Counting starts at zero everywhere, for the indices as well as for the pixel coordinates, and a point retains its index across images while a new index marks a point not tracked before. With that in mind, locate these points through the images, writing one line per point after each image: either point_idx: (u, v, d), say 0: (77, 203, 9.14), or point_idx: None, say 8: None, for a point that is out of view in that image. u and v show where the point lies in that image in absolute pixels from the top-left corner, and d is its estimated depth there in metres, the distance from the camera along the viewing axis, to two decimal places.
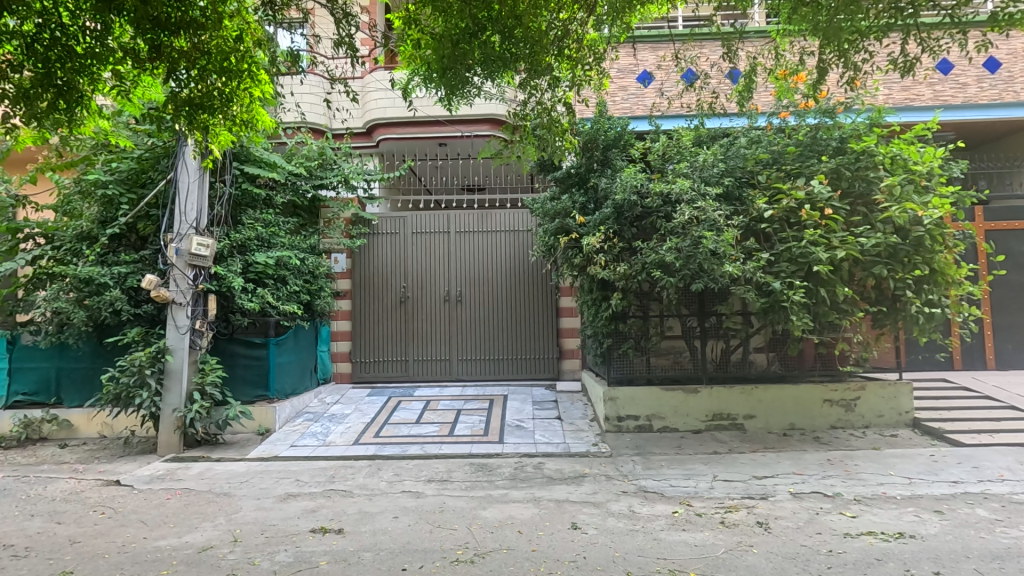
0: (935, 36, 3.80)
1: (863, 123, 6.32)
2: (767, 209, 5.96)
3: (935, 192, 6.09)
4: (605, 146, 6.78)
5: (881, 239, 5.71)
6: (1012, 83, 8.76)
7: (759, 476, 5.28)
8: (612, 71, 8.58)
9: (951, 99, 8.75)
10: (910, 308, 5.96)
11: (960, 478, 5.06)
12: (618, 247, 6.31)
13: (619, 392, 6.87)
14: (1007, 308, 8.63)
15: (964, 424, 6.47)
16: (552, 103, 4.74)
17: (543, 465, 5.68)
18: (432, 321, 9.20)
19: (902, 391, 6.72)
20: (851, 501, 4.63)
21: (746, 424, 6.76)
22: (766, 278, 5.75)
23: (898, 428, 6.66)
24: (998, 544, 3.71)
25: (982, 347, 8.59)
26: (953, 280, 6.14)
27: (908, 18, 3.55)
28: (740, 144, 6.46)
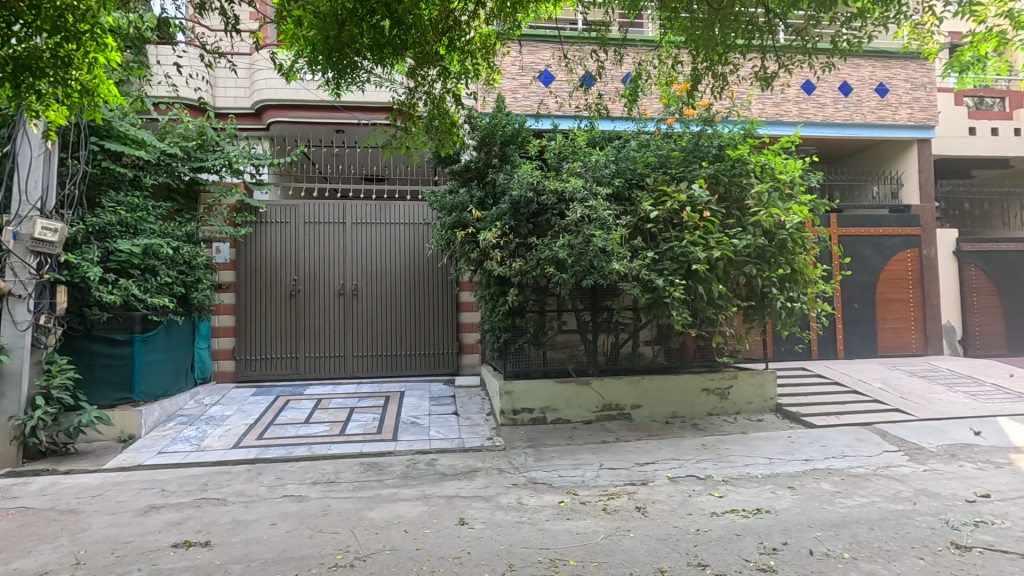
0: (790, 56, 4.18)
1: (739, 133, 6.85)
2: (652, 210, 6.30)
3: (796, 199, 6.75)
4: (503, 142, 6.84)
5: (751, 241, 6.23)
6: (861, 107, 9.91)
7: (642, 462, 5.59)
8: (512, 69, 8.60)
9: (813, 117, 9.73)
10: (774, 304, 6.55)
11: (810, 456, 5.67)
12: (515, 243, 6.42)
13: (515, 385, 6.98)
14: (855, 304, 9.80)
15: (816, 408, 7.27)
16: (442, 95, 4.64)
17: (436, 462, 5.63)
18: (325, 315, 8.78)
19: (768, 379, 7.41)
20: (720, 482, 5.01)
21: (632, 413, 7.12)
22: (650, 275, 6.06)
23: (763, 413, 7.34)
24: (837, 514, 4.19)
25: (834, 339, 9.71)
26: (809, 279, 6.83)
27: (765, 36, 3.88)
28: (630, 147, 6.79)
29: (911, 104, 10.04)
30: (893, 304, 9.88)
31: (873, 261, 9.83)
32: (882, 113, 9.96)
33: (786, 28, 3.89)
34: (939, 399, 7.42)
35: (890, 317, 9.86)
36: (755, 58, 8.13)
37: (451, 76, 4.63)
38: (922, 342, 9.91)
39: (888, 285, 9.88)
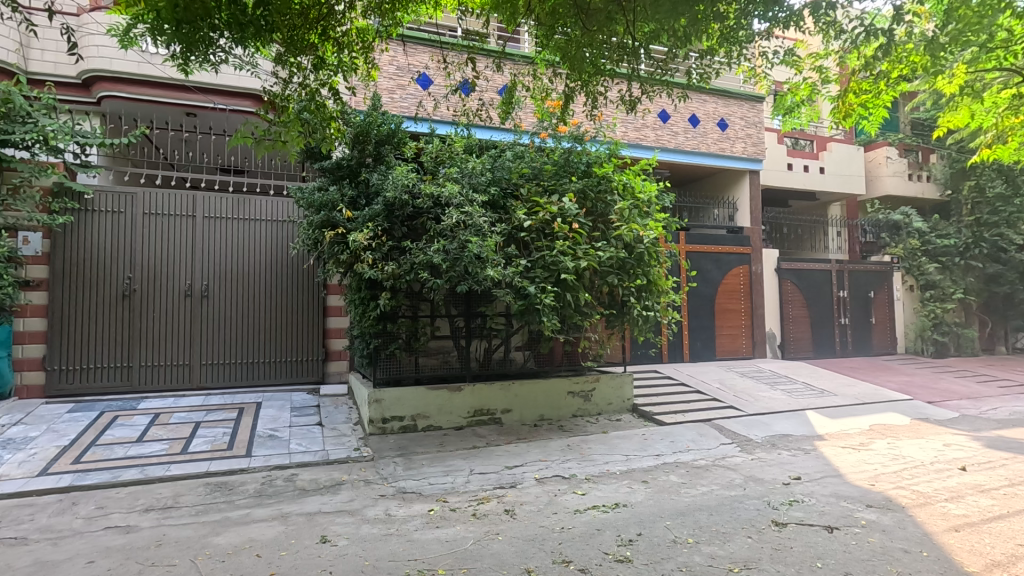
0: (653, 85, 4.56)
1: (604, 152, 7.35)
2: (525, 219, 6.50)
3: (652, 217, 7.37)
4: (377, 142, 6.63)
5: (614, 253, 6.67)
6: (706, 138, 11.15)
7: (511, 465, 5.70)
8: (389, 68, 8.37)
9: (668, 143, 10.75)
10: (632, 311, 7.06)
11: (661, 451, 6.21)
12: (387, 246, 6.24)
13: (384, 393, 6.74)
14: (698, 313, 10.96)
15: (666, 407, 7.99)
16: (317, 86, 4.36)
17: (295, 477, 5.23)
18: (167, 319, 7.79)
19: (626, 381, 7.98)
20: (583, 480, 5.28)
21: (503, 418, 7.23)
22: (523, 282, 6.22)
23: (622, 413, 7.88)
24: (683, 503, 4.62)
25: (682, 344, 10.76)
26: (662, 290, 7.48)
27: (626, 63, 4.19)
28: (506, 156, 6.95)
29: (745, 139, 11.53)
30: (728, 313, 11.23)
31: (713, 275, 11.09)
32: (723, 145, 11.31)
33: (649, 59, 4.25)
34: (763, 396, 8.55)
35: (726, 325, 11.19)
36: (620, 85, 8.76)
37: (325, 68, 4.39)
38: (751, 347, 11.36)
39: (724, 296, 11.22)
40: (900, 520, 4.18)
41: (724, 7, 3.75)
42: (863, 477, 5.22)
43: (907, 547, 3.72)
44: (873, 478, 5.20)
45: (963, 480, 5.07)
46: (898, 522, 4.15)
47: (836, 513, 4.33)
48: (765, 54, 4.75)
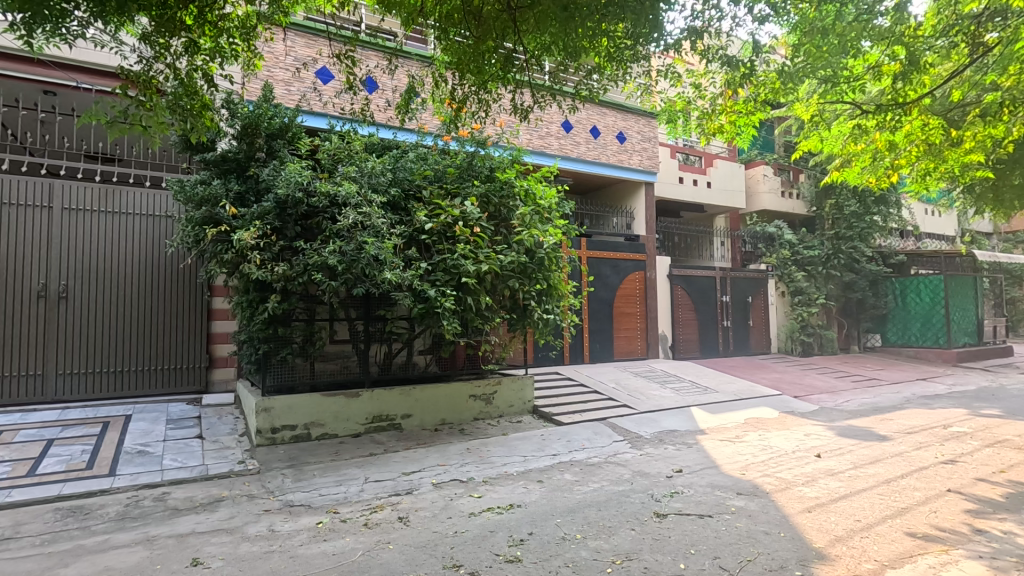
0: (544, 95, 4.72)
1: (507, 158, 7.47)
2: (426, 222, 6.45)
3: (553, 223, 7.55)
4: (268, 135, 6.29)
5: (515, 258, 6.76)
6: (606, 149, 11.68)
7: (408, 471, 5.60)
8: (286, 60, 8.00)
9: (571, 152, 11.13)
10: (533, 315, 7.20)
11: (558, 451, 6.40)
12: (278, 246, 5.94)
13: (274, 401, 6.37)
14: (598, 316, 11.43)
15: (565, 407, 8.25)
16: (187, 71, 4.05)
17: (167, 496, 4.79)
18: (13, 324, 6.85)
19: (527, 383, 8.13)
20: (480, 482, 5.31)
21: (402, 423, 7.09)
22: (422, 285, 6.14)
23: (523, 415, 8.02)
24: (574, 501, 4.78)
25: (582, 346, 11.17)
26: (562, 294, 7.68)
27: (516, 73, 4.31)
28: (408, 158, 6.89)
29: (641, 153, 12.23)
30: (625, 316, 11.83)
31: (611, 280, 11.63)
32: (621, 157, 11.91)
33: (541, 70, 4.41)
34: (654, 395, 9.08)
35: (624, 327, 11.77)
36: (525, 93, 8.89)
37: (200, 53, 4.11)
38: (645, 348, 12.03)
39: (622, 300, 11.80)
40: (764, 505, 4.60)
41: (611, 27, 3.98)
42: (735, 467, 5.70)
43: (767, 529, 4.10)
44: (744, 467, 5.69)
45: (818, 465, 5.69)
46: (762, 506, 4.57)
47: (711, 502, 4.68)
48: (648, 74, 5.09)
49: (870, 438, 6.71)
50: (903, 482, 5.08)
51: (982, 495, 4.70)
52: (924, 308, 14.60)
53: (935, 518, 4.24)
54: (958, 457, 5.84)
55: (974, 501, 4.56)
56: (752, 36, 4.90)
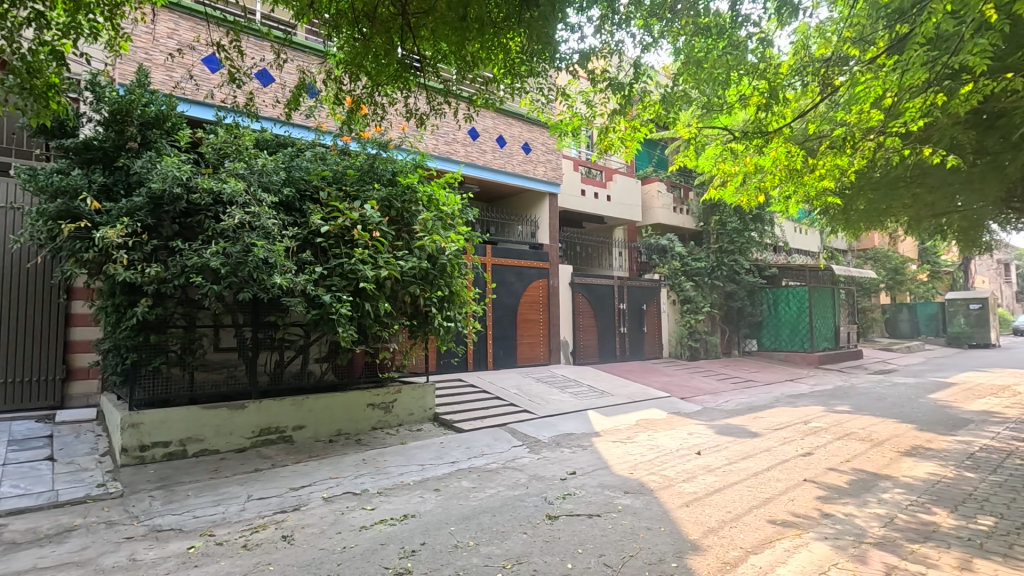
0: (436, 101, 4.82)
1: (410, 162, 7.37)
2: (322, 224, 6.19)
3: (456, 230, 7.51)
4: (141, 124, 5.77)
5: (416, 264, 6.63)
6: (511, 159, 11.91)
7: (296, 486, 5.31)
8: (168, 44, 7.41)
9: (476, 159, 11.21)
10: (434, 321, 7.11)
11: (456, 458, 6.38)
12: (150, 245, 5.44)
13: (144, 416, 5.78)
14: (502, 323, 11.56)
15: (466, 414, 8.24)
16: (33, 46, 3.68)
17: (3, 529, 4.18)
18: None
19: (427, 391, 8.03)
20: (374, 494, 5.15)
21: (293, 435, 6.71)
22: (316, 290, 5.88)
23: (423, 423, 7.89)
24: (469, 508, 4.78)
25: (486, 352, 11.23)
26: (464, 301, 7.65)
27: (410, 79, 4.29)
28: (303, 157, 6.64)
29: (545, 164, 12.60)
30: (528, 323, 12.07)
31: (515, 287, 11.84)
32: (526, 167, 12.20)
33: (435, 77, 4.48)
34: (553, 400, 9.34)
35: (527, 334, 12.01)
36: (422, 97, 8.93)
37: (53, 25, 3.77)
38: (547, 354, 12.35)
39: (525, 307, 12.04)
40: (648, 502, 4.88)
41: (505, 41, 4.13)
42: (624, 467, 6.00)
43: (649, 524, 4.35)
44: (633, 467, 6.01)
45: (697, 462, 6.14)
46: (645, 503, 4.84)
47: (600, 501, 4.89)
48: (541, 89, 5.32)
49: (744, 435, 7.34)
50: (768, 474, 5.61)
51: (830, 483, 5.31)
52: (793, 315, 16.24)
53: (792, 505, 4.72)
54: (814, 449, 6.56)
55: (824, 488, 5.14)
56: (636, 63, 5.29)
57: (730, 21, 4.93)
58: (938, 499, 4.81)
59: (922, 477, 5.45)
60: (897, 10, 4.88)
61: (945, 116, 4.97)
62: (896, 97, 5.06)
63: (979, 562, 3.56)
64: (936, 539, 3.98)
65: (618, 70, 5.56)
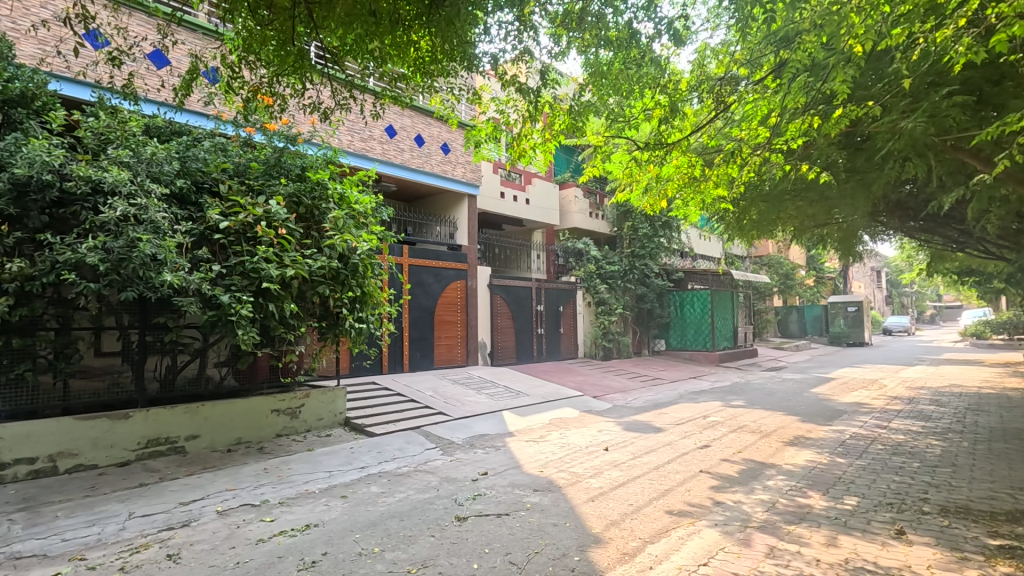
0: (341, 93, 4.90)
1: (321, 158, 7.09)
2: (220, 220, 5.79)
3: (369, 229, 7.27)
4: (3, 101, 5.16)
5: (325, 263, 6.33)
6: (430, 159, 11.80)
7: (187, 500, 4.94)
8: (40, 17, 6.69)
9: (394, 158, 10.97)
10: (344, 323, 6.86)
11: (366, 463, 6.21)
12: (12, 239, 4.88)
13: (4, 430, 5.14)
14: (419, 324, 11.41)
15: (379, 417, 8.04)
16: None
17: None
18: None
19: (338, 395, 7.74)
20: (274, 505, 4.89)
21: (186, 446, 6.23)
22: (213, 290, 5.49)
23: (333, 428, 7.60)
24: (376, 513, 4.66)
25: (402, 353, 11.01)
26: (377, 302, 7.43)
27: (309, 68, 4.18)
28: (200, 147, 6.21)
29: (464, 165, 12.59)
30: (446, 324, 11.99)
31: (433, 288, 11.74)
32: (445, 167, 12.13)
33: (339, 69, 4.44)
34: (469, 401, 9.33)
35: (444, 335, 11.91)
36: (325, 90, 8.74)
37: None
38: (464, 356, 12.32)
39: (442, 309, 11.95)
40: (556, 499, 5.00)
41: (413, 38, 4.11)
42: (535, 465, 6.11)
43: (556, 521, 4.46)
44: (543, 465, 6.12)
45: (605, 458, 6.37)
46: (553, 500, 4.96)
47: (509, 500, 4.94)
48: (453, 90, 5.37)
49: (648, 430, 7.72)
50: (669, 467, 5.93)
51: (723, 473, 5.70)
52: (697, 316, 17.32)
53: (688, 496, 5.02)
54: (710, 442, 7.01)
55: (717, 478, 5.51)
56: (543, 71, 5.49)
57: (631, 38, 5.20)
58: (813, 483, 5.31)
59: (801, 464, 5.99)
60: (780, 38, 5.32)
61: (821, 137, 5.47)
62: (779, 117, 5.53)
63: (842, 538, 3.96)
64: (809, 519, 4.38)
65: (529, 76, 5.70)
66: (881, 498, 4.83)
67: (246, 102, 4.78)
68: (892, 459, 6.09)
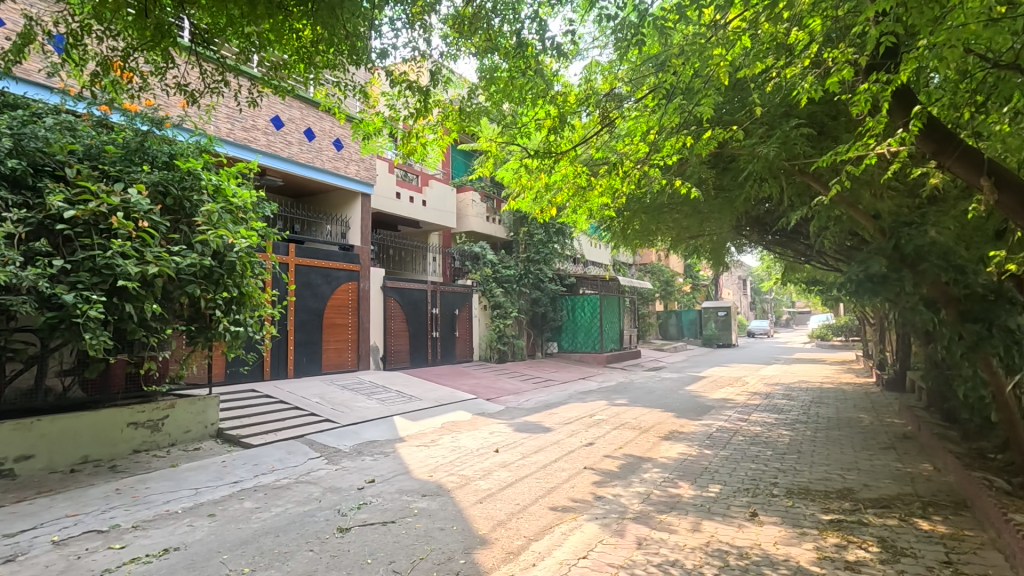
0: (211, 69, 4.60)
1: (193, 145, 6.49)
2: (65, 208, 5.10)
3: (248, 225, 6.76)
4: None
5: (195, 260, 5.78)
6: (320, 154, 11.25)
7: (13, 532, 4.26)
8: None
9: (280, 151, 10.32)
10: (218, 326, 6.31)
11: (240, 477, 5.75)
12: None
13: None
14: (306, 327, 10.80)
15: (256, 427, 7.48)
16: None
17: None
18: None
19: (210, 404, 7.10)
20: (127, 529, 4.37)
21: (17, 468, 5.37)
22: (53, 288, 4.82)
23: (202, 441, 6.95)
24: (249, 531, 4.33)
25: (286, 358, 10.35)
26: (257, 303, 6.89)
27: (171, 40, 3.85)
28: (41, 125, 5.45)
29: (358, 163, 12.16)
30: (335, 327, 11.47)
31: (322, 289, 11.18)
32: (337, 164, 11.62)
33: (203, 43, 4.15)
34: (358, 407, 9.00)
35: (333, 339, 11.39)
36: (195, 71, 8.02)
37: None
38: (355, 360, 11.86)
39: (332, 311, 11.43)
40: (444, 503, 4.96)
41: (296, 23, 3.93)
42: (425, 470, 6.03)
43: (443, 525, 4.42)
44: (433, 470, 6.05)
45: (494, 459, 6.44)
46: (441, 504, 4.91)
47: (395, 507, 4.82)
48: (338, 82, 5.24)
49: (538, 430, 7.93)
50: (555, 465, 6.13)
51: (605, 468, 6.00)
52: (587, 318, 18.04)
53: (572, 492, 5.22)
54: (595, 439, 7.35)
55: (599, 474, 5.79)
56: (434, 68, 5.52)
57: (520, 48, 5.34)
58: (683, 474, 5.77)
59: (674, 457, 6.47)
60: (659, 63, 5.72)
61: (693, 157, 5.98)
62: (657, 135, 5.96)
63: (705, 523, 4.33)
64: (678, 508, 4.74)
65: (420, 75, 5.69)
66: (739, 484, 5.36)
67: (94, 75, 4.36)
68: (750, 449, 6.78)
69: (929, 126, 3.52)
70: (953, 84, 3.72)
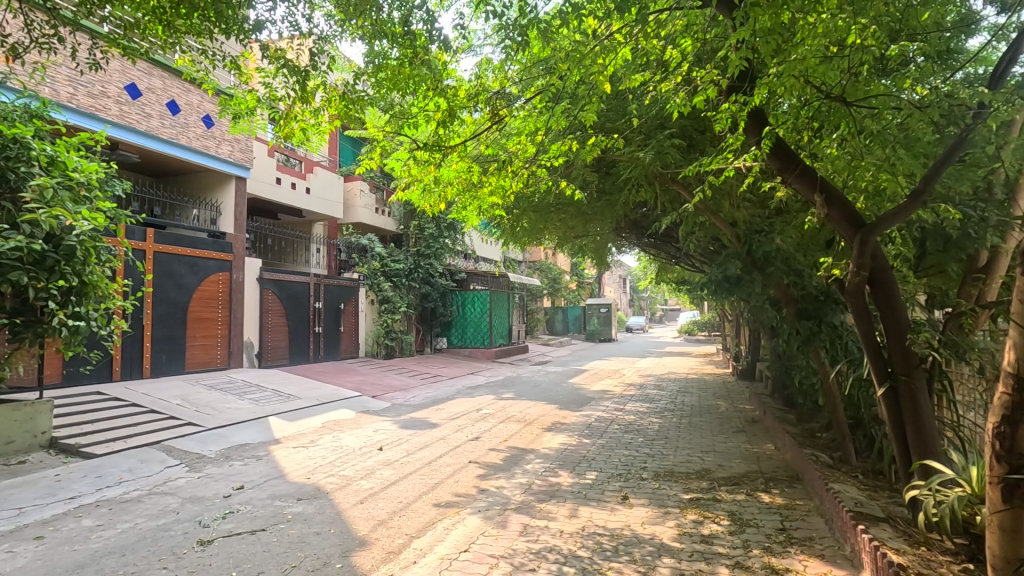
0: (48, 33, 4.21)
1: (22, 109, 5.58)
2: None
3: (92, 205, 5.86)
4: None
5: (19, 244, 4.97)
6: (186, 130, 10.20)
7: None
8: None
9: (135, 123, 9.18)
10: (51, 320, 5.46)
11: (78, 493, 5.04)
12: None
13: None
14: (166, 322, 9.73)
15: (101, 435, 6.60)
16: None
17: None
18: None
19: (42, 410, 6.14)
20: None
21: None
22: None
23: (30, 453, 5.99)
24: (87, 552, 3.81)
25: (141, 356, 9.25)
26: (103, 294, 6.02)
27: None
28: None
29: (231, 143, 11.18)
30: (201, 322, 10.46)
31: (187, 280, 10.14)
32: (205, 143, 10.59)
33: None
34: (227, 408, 8.29)
35: (199, 335, 10.38)
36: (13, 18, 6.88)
37: None
38: (224, 358, 10.91)
39: (198, 304, 10.41)
40: (321, 505, 4.73)
41: None
42: (301, 473, 5.69)
43: (318, 529, 4.21)
44: (310, 472, 5.74)
45: (377, 457, 6.26)
46: (318, 508, 4.67)
47: (266, 514, 4.50)
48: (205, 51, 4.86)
49: (424, 427, 7.84)
50: (440, 461, 6.10)
51: (489, 461, 6.09)
52: (477, 314, 18.33)
53: (455, 486, 5.22)
54: (480, 433, 7.43)
55: (483, 467, 5.86)
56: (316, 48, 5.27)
57: (407, 35, 5.22)
58: (563, 463, 6.02)
59: (555, 447, 6.73)
60: (547, 66, 5.85)
61: (577, 161, 6.31)
62: (545, 136, 6.19)
63: (582, 509, 4.56)
64: (557, 496, 4.94)
65: (301, 54, 5.46)
66: (613, 470, 5.70)
67: None
68: (624, 437, 7.25)
69: (777, 146, 3.97)
70: (797, 112, 4.28)
